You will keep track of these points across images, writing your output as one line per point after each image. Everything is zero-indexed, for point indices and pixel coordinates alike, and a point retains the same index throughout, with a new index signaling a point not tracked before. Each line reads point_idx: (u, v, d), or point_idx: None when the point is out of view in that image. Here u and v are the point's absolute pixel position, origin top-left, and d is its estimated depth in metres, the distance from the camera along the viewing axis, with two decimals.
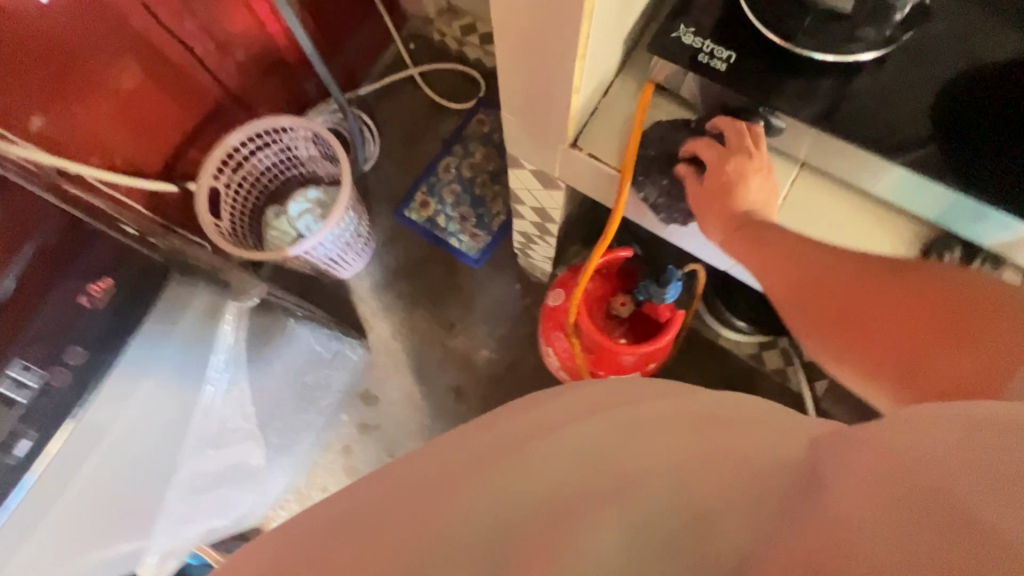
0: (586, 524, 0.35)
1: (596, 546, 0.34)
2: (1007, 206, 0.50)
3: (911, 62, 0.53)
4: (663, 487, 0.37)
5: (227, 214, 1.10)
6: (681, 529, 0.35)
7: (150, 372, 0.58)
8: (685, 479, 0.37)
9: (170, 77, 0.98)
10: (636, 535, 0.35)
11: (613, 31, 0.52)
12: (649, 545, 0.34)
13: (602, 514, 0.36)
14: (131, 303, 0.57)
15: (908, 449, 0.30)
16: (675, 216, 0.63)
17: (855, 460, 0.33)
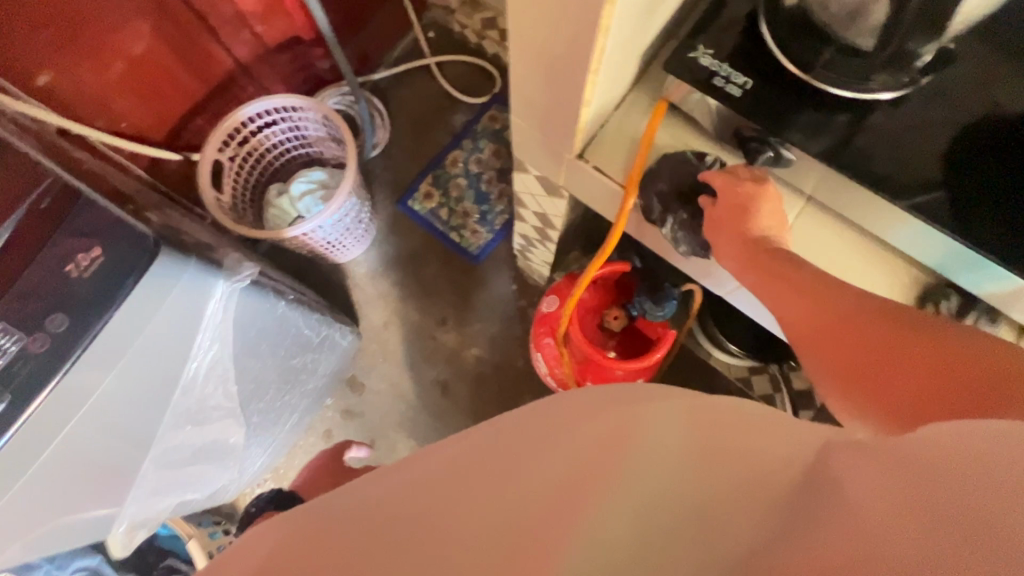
0: (588, 518, 0.34)
1: (597, 539, 0.34)
2: (1007, 261, 0.49)
3: (928, 104, 0.52)
4: (666, 482, 0.36)
5: (229, 189, 1.09)
6: (685, 528, 0.34)
7: (152, 332, 0.58)
8: (690, 478, 0.36)
9: (182, 46, 0.97)
10: (641, 538, 0.34)
11: (632, 47, 0.51)
12: (652, 548, 0.33)
13: (601, 512, 0.35)
14: (109, 272, 0.55)
15: (906, 456, 0.31)
16: (696, 249, 0.60)
17: (862, 472, 0.32)
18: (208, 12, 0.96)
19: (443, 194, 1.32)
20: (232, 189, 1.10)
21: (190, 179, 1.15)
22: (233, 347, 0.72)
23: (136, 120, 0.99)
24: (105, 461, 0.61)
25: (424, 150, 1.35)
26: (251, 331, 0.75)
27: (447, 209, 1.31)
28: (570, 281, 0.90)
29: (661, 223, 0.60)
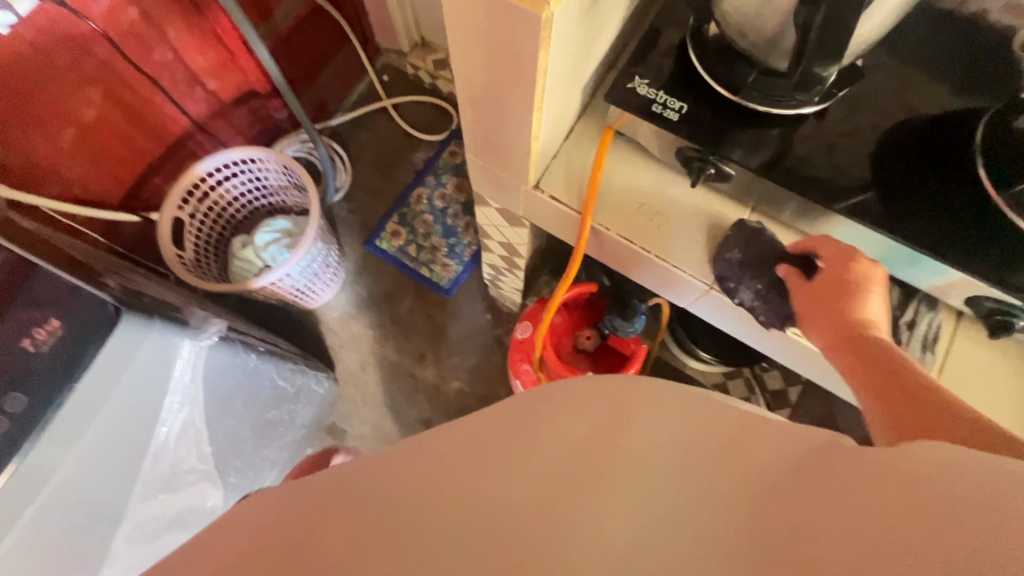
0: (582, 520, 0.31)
1: (600, 543, 0.30)
2: (941, 254, 0.52)
3: (847, 114, 0.57)
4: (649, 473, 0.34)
5: (191, 245, 1.08)
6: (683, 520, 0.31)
7: (107, 388, 0.55)
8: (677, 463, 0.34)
9: (136, 108, 0.97)
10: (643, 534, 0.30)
11: (573, 83, 0.54)
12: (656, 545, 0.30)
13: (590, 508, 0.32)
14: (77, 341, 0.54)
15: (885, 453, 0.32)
16: (775, 321, 0.58)
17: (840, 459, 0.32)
18: (160, 73, 0.97)
19: (409, 231, 1.33)
20: (194, 245, 1.09)
21: (150, 238, 1.13)
22: (203, 407, 0.71)
23: (91, 184, 0.98)
24: (68, 540, 0.55)
25: (388, 190, 1.37)
26: (222, 389, 0.75)
27: (415, 245, 1.32)
28: (541, 305, 0.92)
29: (733, 292, 0.59)
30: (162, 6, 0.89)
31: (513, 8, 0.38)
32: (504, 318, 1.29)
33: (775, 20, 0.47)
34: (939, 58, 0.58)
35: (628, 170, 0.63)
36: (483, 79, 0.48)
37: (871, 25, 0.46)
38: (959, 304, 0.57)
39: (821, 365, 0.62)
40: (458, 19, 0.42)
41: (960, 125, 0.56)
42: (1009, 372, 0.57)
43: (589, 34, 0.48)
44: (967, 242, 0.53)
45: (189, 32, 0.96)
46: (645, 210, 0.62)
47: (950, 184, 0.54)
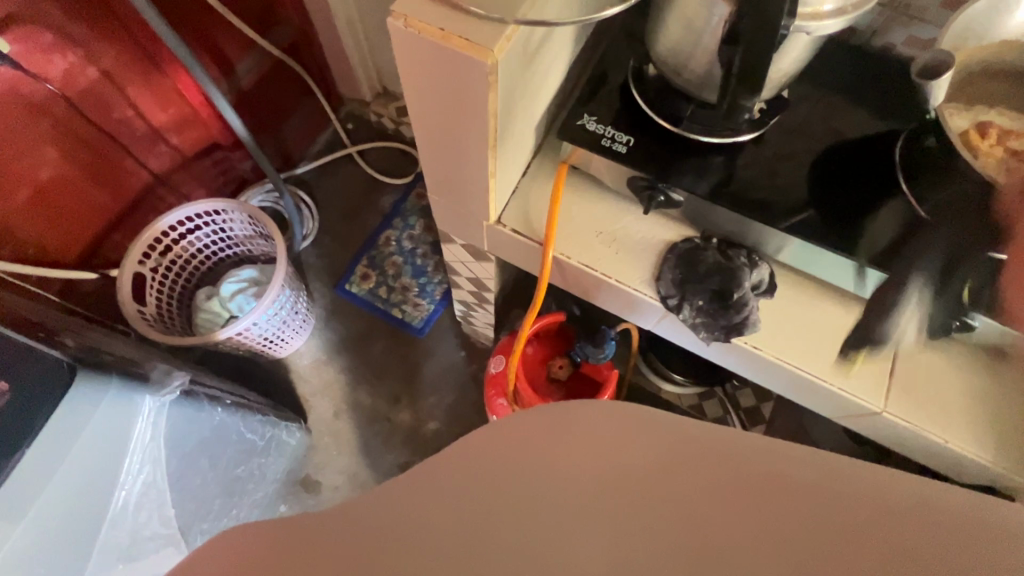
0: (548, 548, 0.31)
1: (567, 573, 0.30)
2: (876, 263, 0.57)
3: (781, 140, 0.62)
4: None
5: (153, 299, 1.05)
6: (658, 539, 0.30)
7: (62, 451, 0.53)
8: None
9: (95, 166, 0.97)
10: None
11: (526, 123, 0.57)
12: None
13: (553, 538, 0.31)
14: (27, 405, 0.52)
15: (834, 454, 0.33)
16: (717, 333, 0.61)
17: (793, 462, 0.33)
18: (119, 131, 0.97)
19: (379, 273, 1.33)
20: (156, 299, 1.07)
21: (109, 296, 1.10)
22: (167, 465, 0.68)
23: (46, 243, 0.96)
24: None
25: (356, 234, 1.38)
26: (187, 445, 0.72)
27: (385, 287, 1.32)
28: (512, 338, 0.93)
29: (676, 309, 0.62)
30: (121, 66, 0.91)
31: (458, 54, 0.41)
32: (478, 355, 1.29)
33: (704, 58, 0.51)
34: (857, 86, 0.64)
35: (585, 202, 0.66)
36: (438, 121, 0.50)
37: (788, 60, 0.50)
38: (900, 308, 0.61)
39: (782, 378, 0.64)
40: (409, 68, 0.45)
41: (882, 145, 0.61)
42: (954, 367, 0.60)
43: (536, 75, 0.51)
44: (898, 252, 0.57)
45: (152, 89, 0.97)
46: (605, 238, 0.65)
47: (880, 201, 0.59)
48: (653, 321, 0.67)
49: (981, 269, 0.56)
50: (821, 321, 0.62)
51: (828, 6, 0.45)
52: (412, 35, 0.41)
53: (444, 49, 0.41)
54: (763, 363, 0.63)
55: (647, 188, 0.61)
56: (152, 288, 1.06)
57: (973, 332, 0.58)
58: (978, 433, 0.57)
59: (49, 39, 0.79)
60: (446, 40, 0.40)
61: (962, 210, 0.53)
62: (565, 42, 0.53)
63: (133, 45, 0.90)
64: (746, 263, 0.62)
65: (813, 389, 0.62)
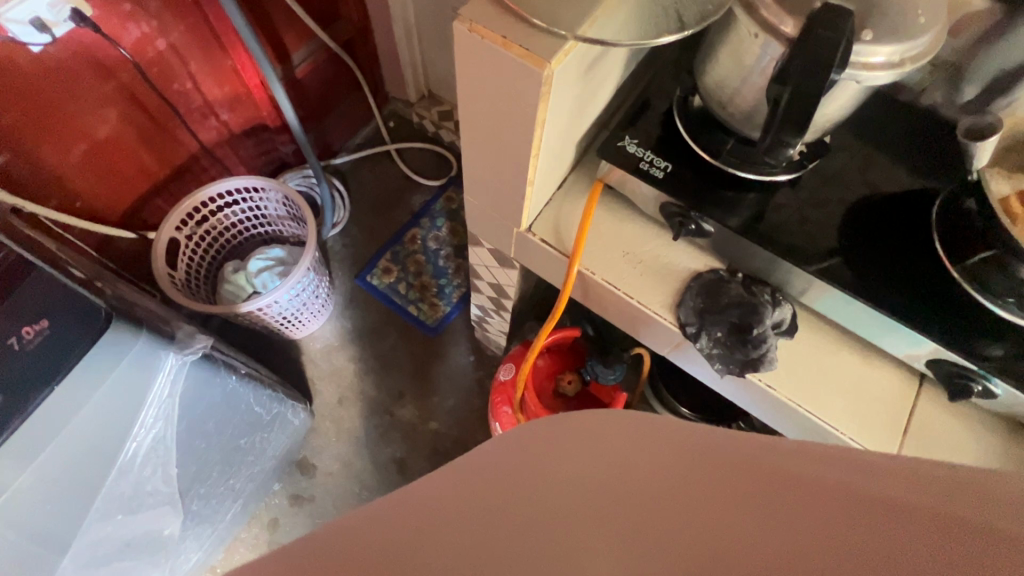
0: None
1: None
2: (901, 317, 0.56)
3: (819, 184, 0.62)
4: None
5: (183, 265, 1.09)
6: None
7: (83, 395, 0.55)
8: None
9: (149, 131, 1.01)
10: None
11: (570, 138, 0.58)
12: None
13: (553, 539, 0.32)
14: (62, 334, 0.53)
15: None
16: (732, 367, 0.61)
17: None
18: (176, 102, 1.01)
19: (401, 269, 1.36)
20: (186, 266, 1.10)
21: (142, 257, 1.14)
22: (177, 424, 0.70)
23: (92, 199, 1.00)
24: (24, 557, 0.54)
25: (383, 228, 1.40)
26: (199, 408, 0.74)
27: (405, 283, 1.34)
28: (525, 348, 0.93)
29: (694, 337, 0.62)
30: (188, 41, 0.95)
31: (515, 62, 0.42)
32: (487, 362, 1.29)
33: (752, 93, 0.52)
34: (899, 141, 0.65)
35: (615, 222, 0.67)
36: (485, 125, 0.52)
37: (835, 106, 0.51)
38: (922, 366, 0.60)
39: (792, 421, 0.63)
40: (466, 71, 0.47)
41: (920, 201, 0.61)
42: (970, 433, 0.59)
43: (585, 92, 0.52)
44: (925, 310, 0.57)
45: (212, 65, 1.02)
46: (632, 259, 0.66)
47: (913, 257, 0.59)
48: (669, 348, 0.67)
49: (1008, 336, 0.55)
50: (839, 369, 0.62)
51: (881, 58, 0.45)
52: (474, 39, 0.43)
53: (504, 56, 0.43)
54: (774, 403, 0.62)
55: (678, 214, 0.62)
56: (184, 255, 1.09)
57: (994, 400, 0.57)
58: None
59: (127, 8, 0.84)
60: (506, 47, 0.42)
61: (997, 274, 0.53)
62: (617, 64, 0.55)
63: (202, 23, 0.95)
64: (769, 301, 0.62)
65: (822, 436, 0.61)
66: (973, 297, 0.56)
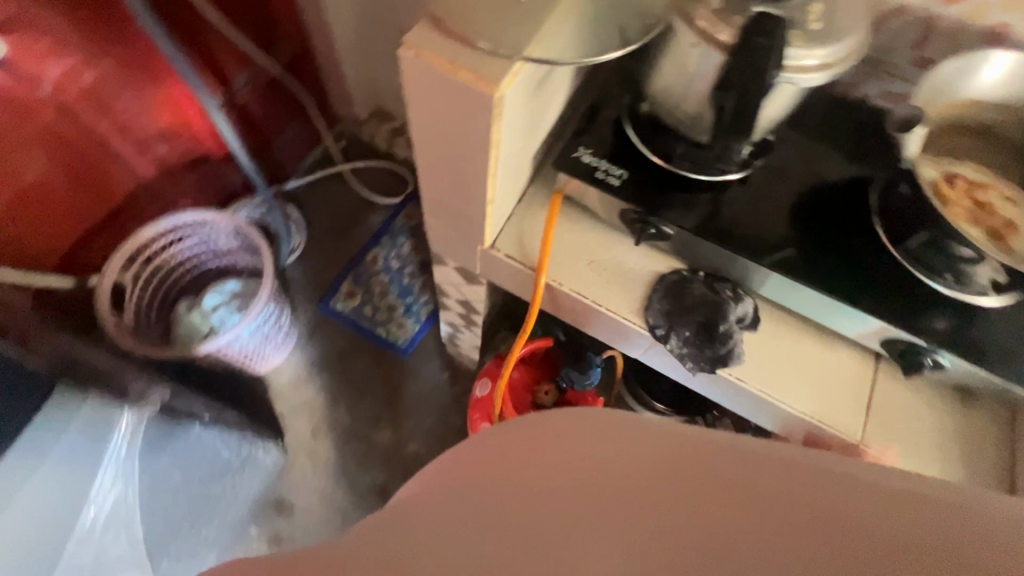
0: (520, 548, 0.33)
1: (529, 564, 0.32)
2: (854, 302, 0.59)
3: (767, 180, 0.65)
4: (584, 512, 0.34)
5: (132, 309, 1.03)
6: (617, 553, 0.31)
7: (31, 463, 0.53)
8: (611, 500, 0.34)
9: (83, 171, 0.96)
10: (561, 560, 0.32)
11: (526, 152, 0.58)
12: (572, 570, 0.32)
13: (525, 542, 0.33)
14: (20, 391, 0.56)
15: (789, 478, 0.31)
16: (703, 364, 0.62)
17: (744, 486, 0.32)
18: (111, 138, 0.96)
19: (365, 291, 1.33)
20: (135, 309, 1.04)
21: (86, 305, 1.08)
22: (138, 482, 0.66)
23: (24, 247, 0.94)
24: None
25: (343, 251, 1.37)
26: (161, 460, 0.70)
27: (370, 305, 1.32)
28: (499, 362, 0.93)
29: (663, 339, 0.63)
30: (118, 74, 0.91)
31: (466, 86, 0.42)
32: (463, 377, 1.28)
33: (696, 100, 0.54)
34: (836, 133, 0.68)
35: (577, 231, 0.68)
36: (440, 149, 0.51)
37: (775, 107, 0.53)
38: (877, 346, 0.63)
39: (764, 412, 0.65)
40: (417, 97, 0.46)
41: (860, 190, 0.65)
42: (927, 405, 0.63)
43: (538, 107, 0.52)
44: (875, 293, 0.59)
45: (146, 98, 0.97)
46: (598, 267, 0.66)
47: (860, 243, 0.62)
48: (641, 350, 0.68)
49: (950, 311, 0.59)
50: (801, 355, 0.64)
51: (813, 61, 0.48)
52: (423, 66, 0.42)
53: (451, 81, 0.42)
54: (745, 394, 0.64)
55: (637, 219, 0.63)
56: (132, 298, 1.04)
57: (944, 371, 0.61)
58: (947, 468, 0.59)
59: (44, 44, 0.79)
60: (454, 72, 0.42)
61: (936, 256, 0.57)
62: (565, 78, 0.56)
63: (130, 55, 0.90)
64: (731, 296, 0.64)
65: (793, 422, 0.63)
66: (916, 277, 0.59)
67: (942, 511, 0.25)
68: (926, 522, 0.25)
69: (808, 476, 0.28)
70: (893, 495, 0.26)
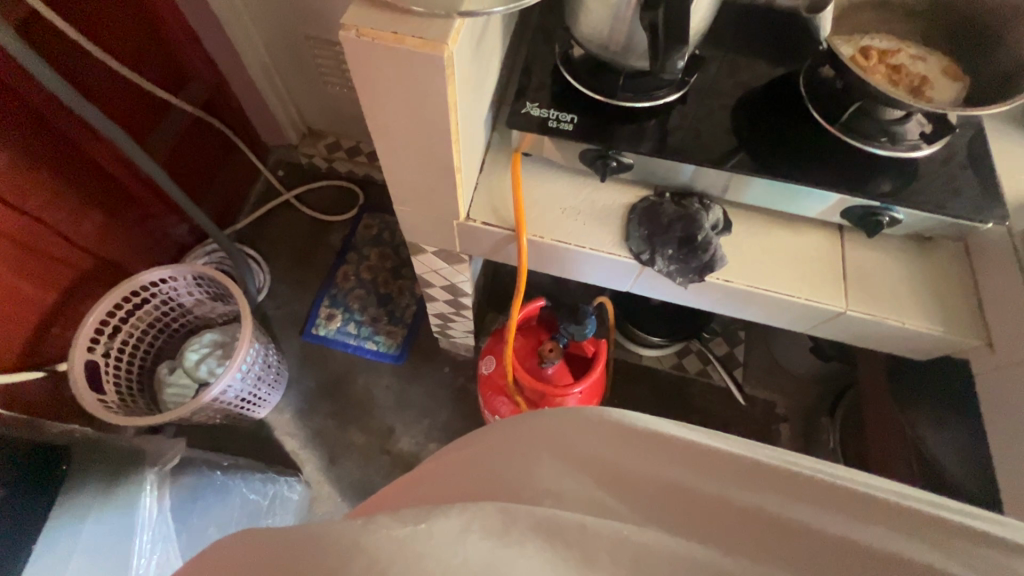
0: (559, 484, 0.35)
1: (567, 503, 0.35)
2: (811, 182, 0.63)
3: (703, 95, 0.69)
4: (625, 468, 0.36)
5: (111, 386, 0.98)
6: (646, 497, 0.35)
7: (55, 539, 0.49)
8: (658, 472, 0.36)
9: (22, 257, 0.90)
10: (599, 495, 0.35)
11: (478, 116, 0.59)
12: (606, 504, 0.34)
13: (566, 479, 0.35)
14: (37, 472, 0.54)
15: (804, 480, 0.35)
16: (692, 276, 0.66)
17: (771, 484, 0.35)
18: (47, 217, 0.92)
19: (344, 310, 1.31)
20: (114, 386, 0.99)
21: (60, 395, 1.02)
22: (177, 539, 0.67)
23: None
24: None
25: (311, 277, 1.35)
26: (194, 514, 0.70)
27: (353, 322, 1.30)
28: (497, 336, 0.94)
29: (650, 263, 0.66)
30: (29, 145, 0.85)
31: (415, 53, 0.43)
32: (462, 368, 1.29)
33: (626, 29, 0.56)
34: (753, 40, 0.73)
35: (543, 184, 0.70)
36: (399, 126, 0.51)
37: (698, 17, 0.56)
38: (838, 219, 0.68)
39: (755, 305, 0.69)
40: (366, 77, 0.46)
41: (788, 83, 0.69)
42: (893, 261, 0.68)
43: (480, 66, 0.53)
44: (826, 170, 0.64)
45: (69, 165, 0.92)
46: (571, 213, 0.68)
47: (801, 130, 0.66)
48: (631, 281, 0.71)
49: (893, 172, 0.64)
50: (775, 246, 0.69)
51: None
52: (368, 43, 0.43)
53: (400, 51, 0.43)
54: (736, 293, 0.67)
55: (597, 155, 0.65)
56: (108, 375, 0.99)
57: (899, 225, 0.66)
58: (926, 310, 0.65)
59: None
60: (400, 41, 0.42)
61: (864, 121, 0.63)
62: (498, 38, 0.57)
63: (40, 122, 0.85)
64: (700, 207, 0.67)
65: (779, 306, 0.68)
66: (857, 148, 0.64)
67: (836, 509, 0.34)
68: (818, 524, 0.33)
69: (758, 477, 0.35)
70: (808, 488, 0.35)
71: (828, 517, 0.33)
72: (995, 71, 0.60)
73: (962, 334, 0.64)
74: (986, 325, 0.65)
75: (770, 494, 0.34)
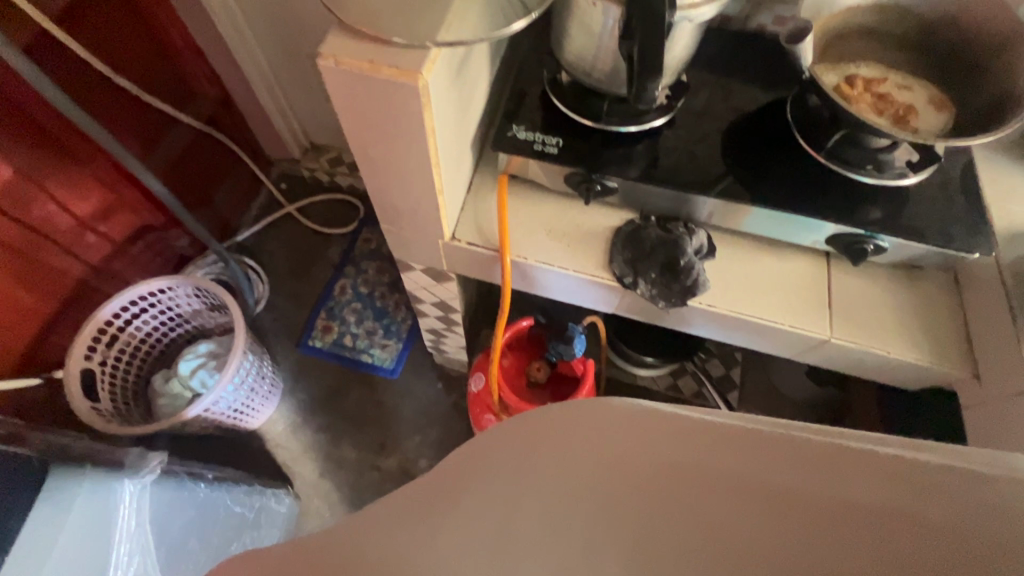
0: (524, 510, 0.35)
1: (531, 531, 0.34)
2: (797, 209, 0.63)
3: (690, 120, 0.69)
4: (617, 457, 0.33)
5: (106, 394, 1.00)
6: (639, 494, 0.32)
7: None
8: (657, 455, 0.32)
9: (22, 266, 0.92)
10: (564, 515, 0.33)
11: (462, 139, 0.60)
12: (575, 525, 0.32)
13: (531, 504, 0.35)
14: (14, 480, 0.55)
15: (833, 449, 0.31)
16: (674, 300, 0.66)
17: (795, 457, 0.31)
18: (49, 228, 0.94)
19: (341, 323, 1.32)
20: (109, 393, 1.01)
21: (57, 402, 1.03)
22: (155, 552, 0.67)
23: None
24: None
25: (310, 289, 1.36)
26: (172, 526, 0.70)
27: (349, 335, 1.31)
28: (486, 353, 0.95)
29: (633, 286, 0.66)
30: (34, 158, 0.88)
31: (391, 81, 0.44)
32: (457, 383, 1.29)
33: (608, 57, 0.57)
34: (742, 65, 0.73)
35: (530, 206, 0.70)
36: (380, 149, 0.53)
37: (679, 46, 0.57)
38: (825, 246, 0.67)
39: (743, 330, 0.68)
40: (346, 103, 0.48)
41: (776, 110, 0.70)
42: (880, 290, 0.67)
43: (462, 91, 0.54)
44: (812, 198, 0.64)
45: (73, 178, 0.95)
46: (557, 235, 0.69)
47: (788, 157, 0.66)
48: (616, 303, 0.71)
49: (881, 200, 0.64)
50: (762, 272, 0.68)
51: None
52: (345, 72, 0.44)
53: (376, 79, 0.44)
54: (722, 318, 0.67)
55: (582, 179, 0.65)
56: (103, 383, 1.00)
57: (886, 253, 0.65)
58: (912, 341, 0.64)
59: None
60: (376, 70, 0.44)
61: (852, 148, 0.62)
62: (482, 64, 0.58)
63: (46, 137, 0.88)
64: (685, 232, 0.67)
65: (765, 332, 0.67)
66: (844, 175, 0.64)
67: (862, 482, 0.29)
68: (843, 496, 0.29)
69: (766, 449, 0.31)
70: (831, 458, 0.30)
71: (856, 490, 0.29)
72: (984, 98, 0.60)
73: (948, 365, 0.64)
74: (975, 357, 0.64)
75: (783, 468, 0.30)
